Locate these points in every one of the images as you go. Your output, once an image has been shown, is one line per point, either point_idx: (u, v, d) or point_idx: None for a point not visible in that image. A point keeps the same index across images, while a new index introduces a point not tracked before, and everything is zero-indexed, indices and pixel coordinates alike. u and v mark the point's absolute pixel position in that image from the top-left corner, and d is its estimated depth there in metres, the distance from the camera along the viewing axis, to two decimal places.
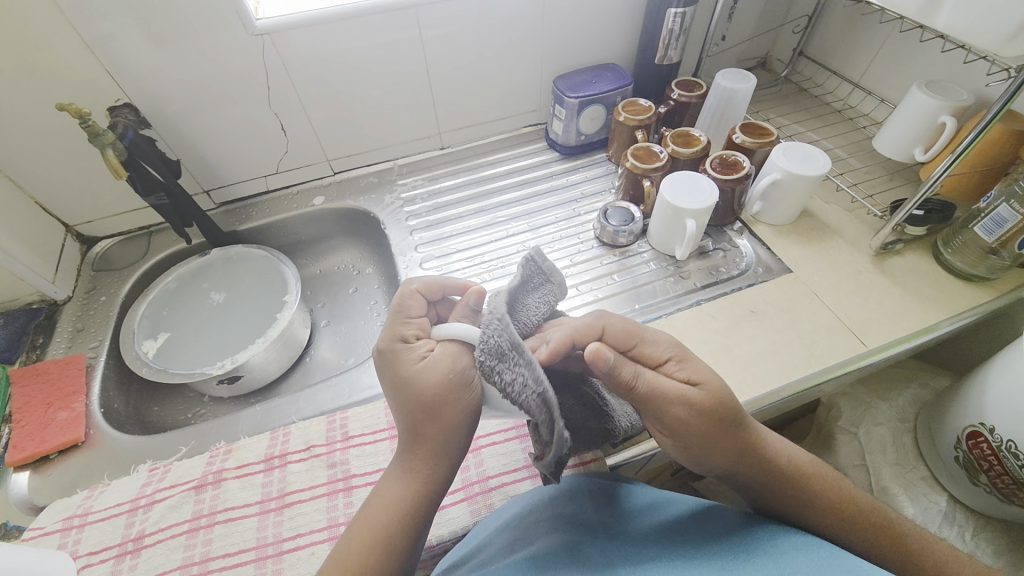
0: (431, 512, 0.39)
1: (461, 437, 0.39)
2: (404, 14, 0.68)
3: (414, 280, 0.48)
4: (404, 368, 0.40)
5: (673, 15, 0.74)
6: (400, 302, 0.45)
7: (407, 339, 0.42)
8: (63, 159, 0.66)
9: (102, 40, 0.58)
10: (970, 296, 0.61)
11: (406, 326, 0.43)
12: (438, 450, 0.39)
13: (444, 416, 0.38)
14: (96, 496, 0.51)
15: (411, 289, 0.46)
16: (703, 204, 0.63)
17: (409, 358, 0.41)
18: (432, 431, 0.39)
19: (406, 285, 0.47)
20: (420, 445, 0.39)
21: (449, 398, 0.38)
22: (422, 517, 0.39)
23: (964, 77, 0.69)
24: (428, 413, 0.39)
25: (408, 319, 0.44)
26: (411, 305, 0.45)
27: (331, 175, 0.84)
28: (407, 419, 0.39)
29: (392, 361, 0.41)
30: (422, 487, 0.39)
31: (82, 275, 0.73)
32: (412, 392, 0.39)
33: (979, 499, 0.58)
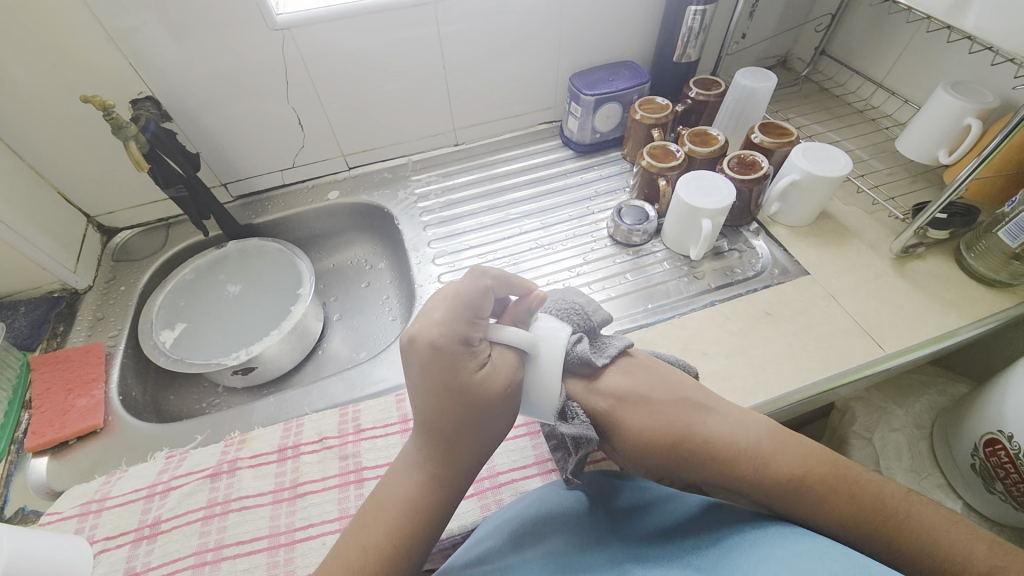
0: (438, 517, 0.38)
1: (473, 439, 0.39)
2: (422, 10, 0.68)
3: (485, 272, 0.43)
4: (464, 372, 0.38)
5: (693, 13, 0.74)
6: (474, 298, 0.41)
7: (470, 342, 0.40)
8: (86, 151, 0.67)
9: (126, 33, 0.59)
10: (992, 302, 0.60)
11: (474, 328, 0.40)
12: (449, 450, 0.39)
13: (484, 425, 0.39)
14: (114, 482, 0.52)
15: (487, 287, 0.42)
16: (720, 204, 0.62)
17: (475, 364, 0.39)
18: (472, 440, 0.39)
19: (478, 277, 0.43)
20: (458, 451, 0.39)
21: (466, 398, 0.38)
22: (428, 519, 0.38)
23: (991, 79, 0.67)
24: (472, 422, 0.39)
25: (478, 319, 0.41)
26: (483, 304, 0.41)
27: (347, 170, 0.85)
28: (450, 423, 0.38)
29: (451, 361, 0.38)
30: (452, 492, 0.39)
31: (102, 265, 0.74)
32: (467, 400, 0.38)
33: (995, 508, 0.57)
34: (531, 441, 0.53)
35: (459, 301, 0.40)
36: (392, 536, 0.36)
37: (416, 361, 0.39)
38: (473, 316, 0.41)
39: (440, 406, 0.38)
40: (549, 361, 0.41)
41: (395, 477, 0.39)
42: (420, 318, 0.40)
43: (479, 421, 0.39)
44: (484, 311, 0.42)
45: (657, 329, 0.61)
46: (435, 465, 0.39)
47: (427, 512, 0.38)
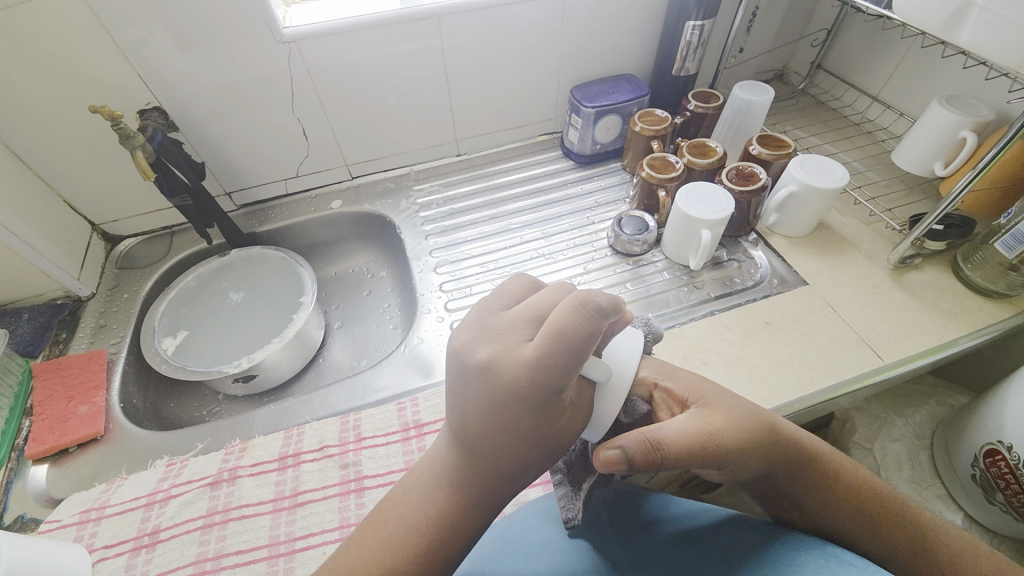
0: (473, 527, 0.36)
1: (519, 465, 0.36)
2: (424, 24, 0.69)
3: (600, 302, 0.33)
4: (535, 413, 0.34)
5: (691, 28, 0.75)
6: (579, 342, 0.33)
7: (560, 389, 0.34)
8: (93, 160, 0.68)
9: (134, 45, 0.60)
10: (989, 313, 0.60)
11: (569, 374, 0.34)
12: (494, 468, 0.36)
13: (533, 454, 0.36)
14: (114, 490, 0.52)
15: (600, 329, 0.33)
16: (719, 214, 0.63)
17: (552, 405, 0.35)
18: (520, 474, 0.36)
19: (593, 314, 0.33)
20: (502, 482, 0.36)
21: (517, 423, 0.35)
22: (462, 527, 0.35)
23: (985, 94, 0.68)
24: (526, 458, 0.36)
25: (579, 365, 0.34)
26: (589, 350, 0.33)
27: (349, 179, 0.86)
28: (501, 453, 0.35)
29: (529, 400, 0.34)
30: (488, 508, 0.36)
31: (106, 273, 0.74)
32: (528, 436, 0.35)
33: (997, 519, 0.57)
34: None
35: (563, 341, 0.33)
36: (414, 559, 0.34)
37: (484, 387, 0.35)
38: (573, 361, 0.33)
39: (496, 436, 0.35)
40: (618, 392, 0.38)
41: (425, 492, 0.37)
42: (500, 343, 0.36)
43: (535, 459, 0.36)
44: (588, 355, 0.34)
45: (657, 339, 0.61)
46: (475, 492, 0.36)
47: (458, 540, 0.35)
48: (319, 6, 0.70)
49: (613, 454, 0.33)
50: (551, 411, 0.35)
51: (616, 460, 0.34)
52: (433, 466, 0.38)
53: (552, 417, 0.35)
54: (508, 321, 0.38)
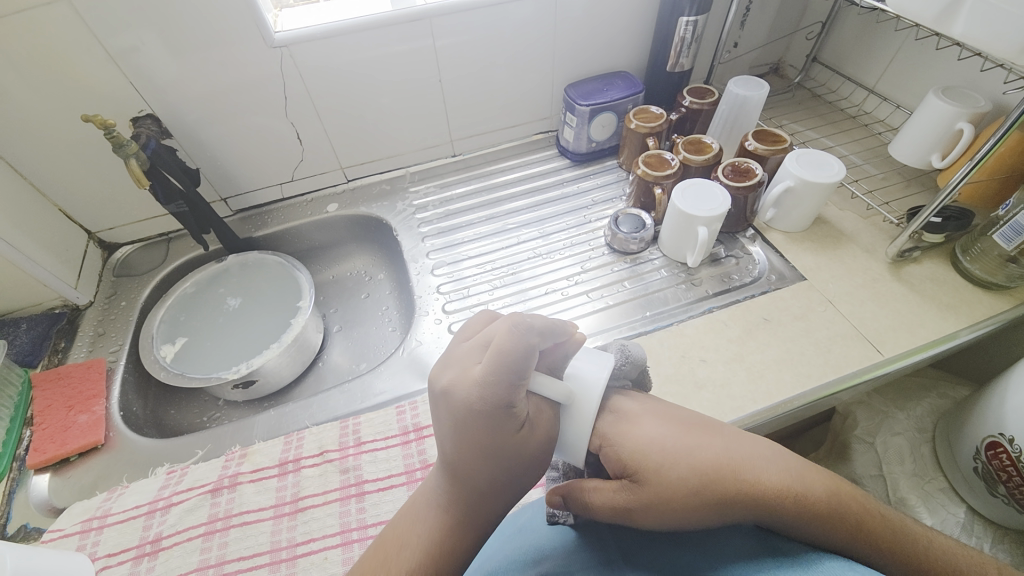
0: (463, 551, 0.35)
1: (492, 484, 0.36)
2: (416, 25, 0.69)
3: (532, 323, 0.37)
4: (495, 427, 0.35)
5: (685, 23, 0.75)
6: (520, 358, 0.35)
7: (511, 404, 0.35)
8: (87, 169, 0.68)
9: (127, 53, 0.60)
10: (989, 305, 0.60)
11: (517, 389, 0.36)
12: (473, 486, 0.36)
13: (505, 472, 0.36)
14: (115, 498, 0.52)
15: (536, 346, 0.36)
16: (715, 211, 0.63)
17: (507, 420, 0.36)
18: (506, 490, 0.37)
19: (524, 330, 0.36)
20: (485, 501, 0.36)
21: (481, 437, 0.35)
22: (449, 551, 0.35)
23: (980, 84, 0.68)
24: (505, 473, 0.36)
25: (523, 380, 0.36)
26: (530, 365, 0.36)
27: (345, 182, 0.86)
28: (481, 472, 0.36)
29: (485, 415, 0.35)
30: (475, 533, 0.36)
31: (104, 281, 0.74)
32: (502, 452, 0.36)
33: (999, 511, 0.57)
34: None
35: (505, 359, 0.35)
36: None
37: (448, 409, 0.37)
38: (517, 376, 0.36)
39: (474, 455, 0.36)
40: (585, 417, 0.38)
41: (419, 515, 0.37)
42: (457, 368, 0.38)
43: (510, 476, 0.36)
44: (531, 369, 0.36)
45: (656, 337, 0.61)
46: (466, 511, 0.36)
47: (454, 561, 0.35)
48: (311, 9, 0.69)
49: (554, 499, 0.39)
50: (511, 428, 0.36)
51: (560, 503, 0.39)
52: (427, 490, 0.38)
53: (514, 434, 0.36)
54: (466, 350, 0.39)
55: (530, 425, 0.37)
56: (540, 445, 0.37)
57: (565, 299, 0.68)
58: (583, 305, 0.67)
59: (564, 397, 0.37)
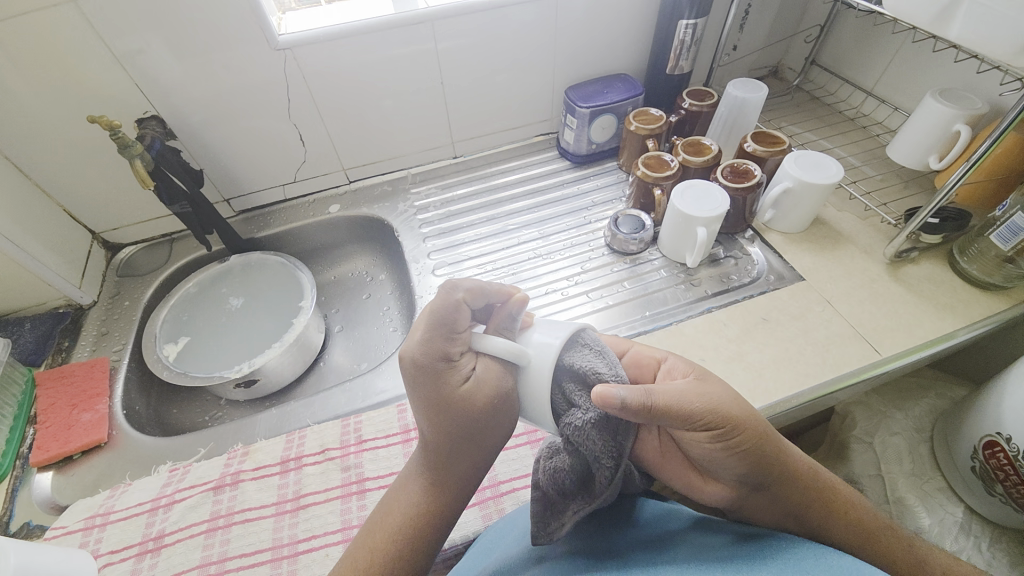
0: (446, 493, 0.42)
1: (457, 434, 0.41)
2: (418, 29, 0.70)
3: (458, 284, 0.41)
4: (441, 387, 0.40)
5: (684, 26, 0.75)
6: (447, 316, 0.40)
7: (450, 357, 0.40)
8: (92, 169, 0.69)
9: (132, 54, 0.61)
10: (986, 305, 0.60)
11: (452, 344, 0.40)
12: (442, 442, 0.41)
13: (464, 422, 0.41)
14: (118, 496, 0.52)
15: (461, 301, 0.40)
16: (714, 211, 0.63)
17: (450, 377, 0.40)
18: (481, 439, 0.42)
19: (450, 290, 0.41)
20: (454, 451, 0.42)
21: (433, 399, 0.40)
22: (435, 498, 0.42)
23: (977, 86, 0.68)
24: (471, 430, 0.41)
25: (455, 336, 0.40)
26: (458, 319, 0.40)
27: (347, 184, 0.86)
28: (443, 428, 0.41)
29: (430, 379, 0.40)
30: (452, 477, 0.42)
31: (107, 281, 0.75)
32: (460, 419, 0.40)
33: (996, 510, 0.57)
34: (532, 449, 0.55)
35: (434, 323, 0.40)
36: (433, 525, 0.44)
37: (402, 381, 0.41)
38: (448, 334, 0.40)
39: (432, 416, 0.40)
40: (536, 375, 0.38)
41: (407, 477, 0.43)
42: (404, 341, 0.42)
43: (468, 425, 0.41)
44: (458, 324, 0.40)
45: (656, 337, 0.61)
46: (453, 472, 0.42)
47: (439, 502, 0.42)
48: (314, 12, 0.70)
49: (612, 392, 0.33)
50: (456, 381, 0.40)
51: (614, 401, 0.33)
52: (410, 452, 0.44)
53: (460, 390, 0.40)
54: None
55: (476, 384, 0.39)
56: (496, 401, 0.40)
57: (566, 299, 0.68)
58: (583, 305, 0.67)
59: (530, 364, 0.38)
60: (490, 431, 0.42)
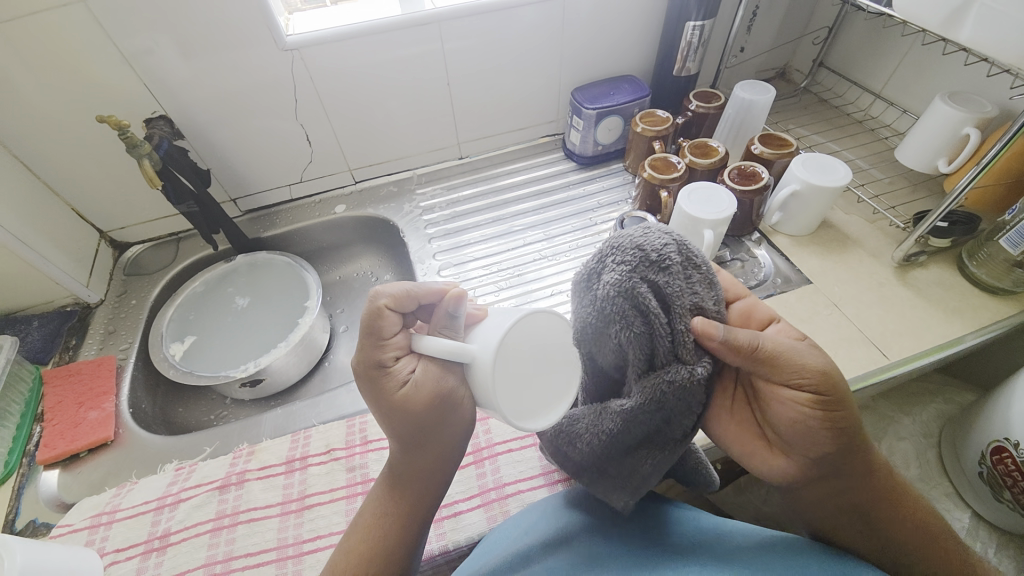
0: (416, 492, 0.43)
1: (411, 436, 0.41)
2: (426, 29, 0.70)
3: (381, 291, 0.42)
4: (379, 393, 0.40)
5: (692, 28, 0.75)
6: (374, 324, 0.40)
7: (385, 363, 0.40)
8: (100, 169, 0.69)
9: (140, 54, 0.61)
10: (995, 310, 0.60)
11: (382, 350, 0.40)
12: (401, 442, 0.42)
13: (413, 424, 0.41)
14: (124, 494, 0.52)
15: (384, 308, 0.41)
16: (721, 214, 0.63)
17: (385, 381, 0.40)
18: (439, 441, 0.42)
19: (374, 299, 0.41)
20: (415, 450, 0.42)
21: (379, 405, 0.41)
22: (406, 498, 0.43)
23: (987, 89, 0.68)
24: (424, 433, 0.41)
25: (384, 342, 0.41)
26: (384, 326, 0.41)
27: (353, 184, 0.86)
28: (396, 431, 0.41)
29: (370, 385, 0.41)
30: (420, 475, 0.43)
31: (114, 279, 0.75)
32: (407, 423, 0.40)
33: (1006, 517, 0.56)
34: (537, 451, 0.55)
35: (365, 335, 0.40)
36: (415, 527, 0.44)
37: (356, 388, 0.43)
38: (378, 341, 0.40)
39: (383, 420, 0.41)
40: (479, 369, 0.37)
41: (381, 478, 0.44)
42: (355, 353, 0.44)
43: (416, 426, 0.41)
44: (385, 332, 0.41)
45: None
46: (420, 473, 0.43)
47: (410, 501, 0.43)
48: (322, 13, 0.70)
49: (713, 325, 0.36)
50: (394, 386, 0.40)
51: (715, 334, 0.36)
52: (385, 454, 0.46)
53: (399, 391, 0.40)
54: None
55: (414, 385, 0.39)
56: (442, 403, 0.40)
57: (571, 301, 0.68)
58: None
59: (472, 359, 0.37)
60: (447, 429, 0.42)
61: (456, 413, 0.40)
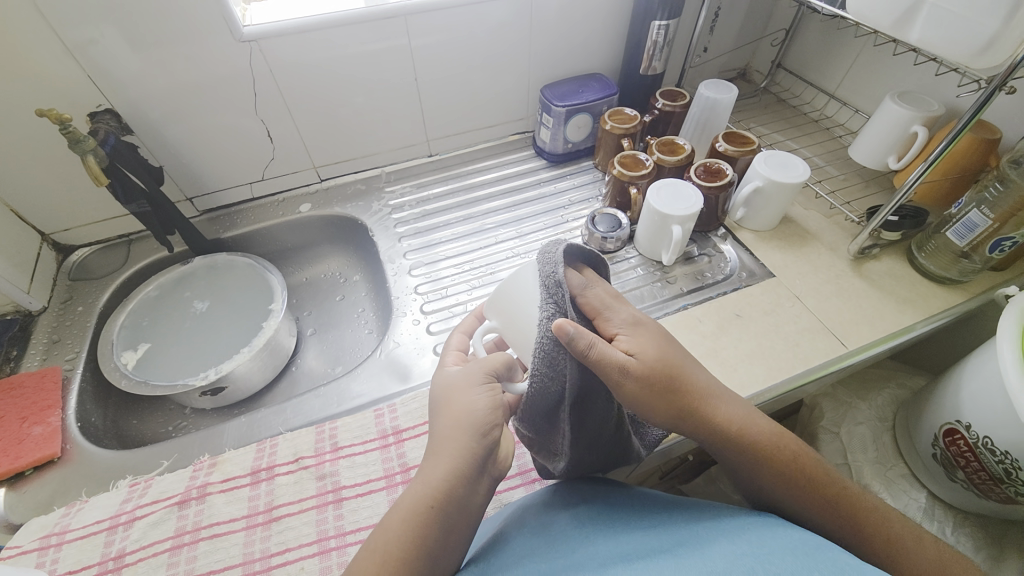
0: (453, 488, 0.37)
1: (457, 428, 0.39)
2: (392, 23, 0.68)
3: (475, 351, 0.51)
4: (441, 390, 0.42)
5: (657, 27, 0.76)
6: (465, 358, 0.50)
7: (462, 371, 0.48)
8: (40, 166, 0.64)
9: (83, 45, 0.57)
10: (944, 299, 0.64)
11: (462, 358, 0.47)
12: (445, 437, 0.39)
13: (456, 417, 0.40)
14: (73, 514, 0.49)
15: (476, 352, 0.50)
16: (689, 210, 0.64)
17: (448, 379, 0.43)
18: (454, 430, 0.39)
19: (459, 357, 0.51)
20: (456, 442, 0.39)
21: (439, 400, 0.42)
22: (438, 497, 0.37)
23: (933, 89, 0.72)
24: (467, 426, 0.39)
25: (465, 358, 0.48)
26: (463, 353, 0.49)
27: (319, 182, 0.84)
28: (445, 423, 0.40)
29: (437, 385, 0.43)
30: (460, 473, 0.38)
31: (58, 285, 0.70)
32: (432, 419, 0.41)
33: (958, 495, 0.60)
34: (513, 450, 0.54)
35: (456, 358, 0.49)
36: (440, 546, 0.37)
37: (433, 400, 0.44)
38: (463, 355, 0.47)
39: (437, 413, 0.41)
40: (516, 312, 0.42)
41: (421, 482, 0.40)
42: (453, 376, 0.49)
43: (461, 417, 0.40)
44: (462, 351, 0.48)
45: None
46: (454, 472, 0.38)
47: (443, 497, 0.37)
48: (281, 4, 0.68)
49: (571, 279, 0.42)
50: (456, 382, 0.42)
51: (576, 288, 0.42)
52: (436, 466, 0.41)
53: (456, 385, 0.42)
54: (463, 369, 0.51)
55: (464, 380, 0.42)
56: (457, 393, 0.41)
57: None
58: None
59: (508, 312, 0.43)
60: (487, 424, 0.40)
61: (468, 401, 0.40)
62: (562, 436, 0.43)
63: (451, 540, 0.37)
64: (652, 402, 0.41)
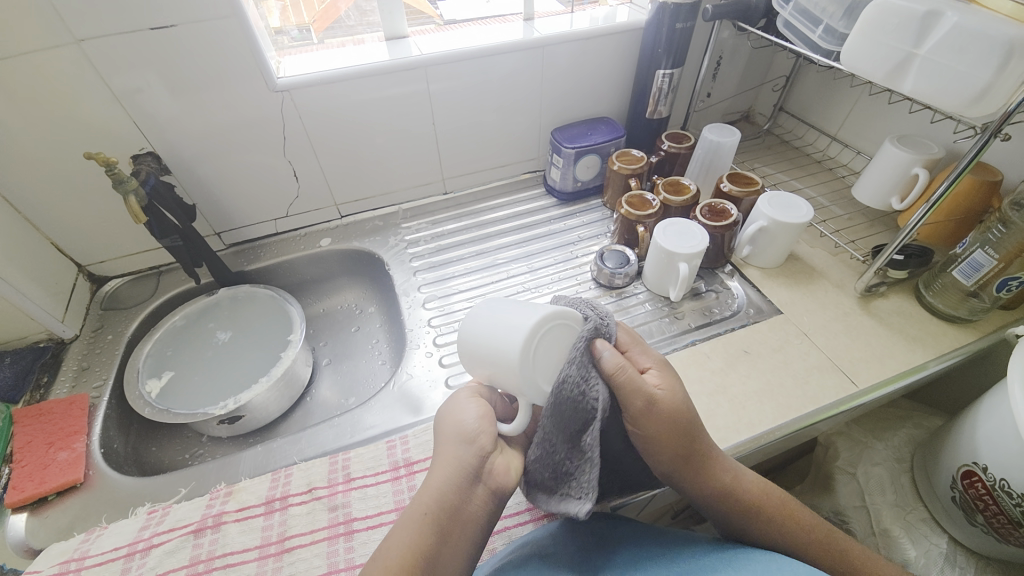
0: (446, 495, 0.40)
1: (449, 440, 0.42)
2: (413, 74, 0.74)
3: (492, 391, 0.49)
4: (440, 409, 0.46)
5: (662, 75, 0.81)
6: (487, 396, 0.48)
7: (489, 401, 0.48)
8: (84, 204, 0.69)
9: (131, 94, 0.62)
10: (954, 337, 0.64)
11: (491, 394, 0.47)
12: (439, 449, 0.42)
13: (450, 430, 0.43)
14: (93, 539, 0.50)
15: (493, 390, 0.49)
16: (695, 248, 0.66)
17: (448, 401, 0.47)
18: (446, 442, 0.42)
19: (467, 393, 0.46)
20: (447, 451, 0.42)
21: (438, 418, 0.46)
22: (433, 504, 0.39)
23: (932, 134, 0.74)
24: (458, 436, 0.42)
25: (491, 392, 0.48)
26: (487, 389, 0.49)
27: (339, 218, 0.88)
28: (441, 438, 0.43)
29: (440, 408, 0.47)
30: (451, 481, 0.40)
31: (90, 314, 0.74)
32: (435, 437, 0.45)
33: (980, 541, 0.58)
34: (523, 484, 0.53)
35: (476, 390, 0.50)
36: (439, 555, 0.38)
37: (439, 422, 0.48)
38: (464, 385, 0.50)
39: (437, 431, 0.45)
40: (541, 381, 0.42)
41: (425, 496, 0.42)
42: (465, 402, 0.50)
43: (452, 428, 0.43)
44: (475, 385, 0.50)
45: None
46: (446, 480, 0.40)
47: (436, 505, 0.39)
48: (312, 58, 0.74)
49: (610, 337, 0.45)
50: (452, 400, 0.46)
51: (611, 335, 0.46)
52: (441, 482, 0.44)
53: (451, 403, 0.45)
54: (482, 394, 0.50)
55: (458, 399, 0.45)
56: (452, 412, 0.45)
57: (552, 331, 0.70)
58: None
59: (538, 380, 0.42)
60: (478, 434, 0.42)
61: (459, 415, 0.43)
62: (587, 467, 0.41)
63: (448, 550, 0.38)
64: (671, 435, 0.43)
